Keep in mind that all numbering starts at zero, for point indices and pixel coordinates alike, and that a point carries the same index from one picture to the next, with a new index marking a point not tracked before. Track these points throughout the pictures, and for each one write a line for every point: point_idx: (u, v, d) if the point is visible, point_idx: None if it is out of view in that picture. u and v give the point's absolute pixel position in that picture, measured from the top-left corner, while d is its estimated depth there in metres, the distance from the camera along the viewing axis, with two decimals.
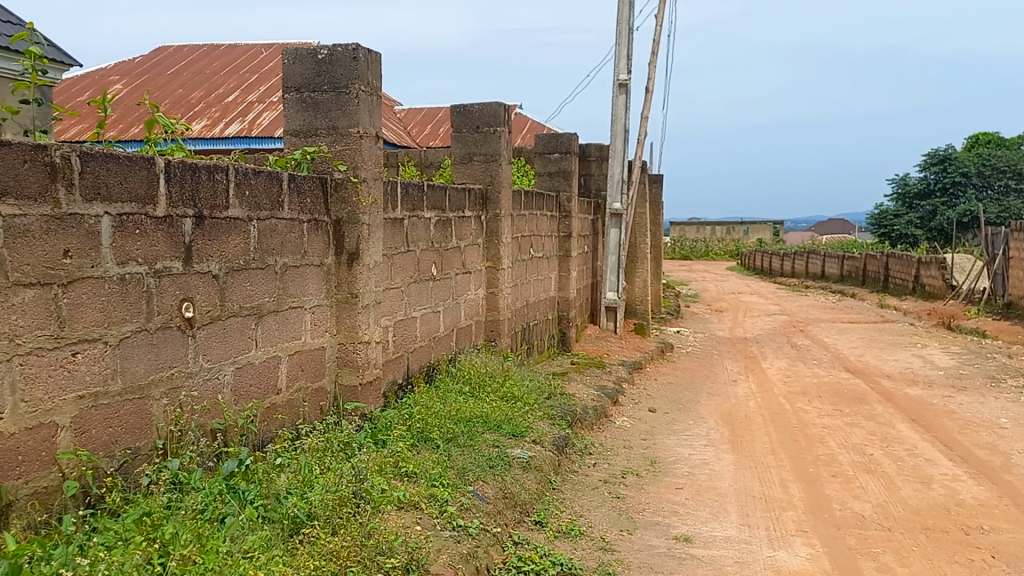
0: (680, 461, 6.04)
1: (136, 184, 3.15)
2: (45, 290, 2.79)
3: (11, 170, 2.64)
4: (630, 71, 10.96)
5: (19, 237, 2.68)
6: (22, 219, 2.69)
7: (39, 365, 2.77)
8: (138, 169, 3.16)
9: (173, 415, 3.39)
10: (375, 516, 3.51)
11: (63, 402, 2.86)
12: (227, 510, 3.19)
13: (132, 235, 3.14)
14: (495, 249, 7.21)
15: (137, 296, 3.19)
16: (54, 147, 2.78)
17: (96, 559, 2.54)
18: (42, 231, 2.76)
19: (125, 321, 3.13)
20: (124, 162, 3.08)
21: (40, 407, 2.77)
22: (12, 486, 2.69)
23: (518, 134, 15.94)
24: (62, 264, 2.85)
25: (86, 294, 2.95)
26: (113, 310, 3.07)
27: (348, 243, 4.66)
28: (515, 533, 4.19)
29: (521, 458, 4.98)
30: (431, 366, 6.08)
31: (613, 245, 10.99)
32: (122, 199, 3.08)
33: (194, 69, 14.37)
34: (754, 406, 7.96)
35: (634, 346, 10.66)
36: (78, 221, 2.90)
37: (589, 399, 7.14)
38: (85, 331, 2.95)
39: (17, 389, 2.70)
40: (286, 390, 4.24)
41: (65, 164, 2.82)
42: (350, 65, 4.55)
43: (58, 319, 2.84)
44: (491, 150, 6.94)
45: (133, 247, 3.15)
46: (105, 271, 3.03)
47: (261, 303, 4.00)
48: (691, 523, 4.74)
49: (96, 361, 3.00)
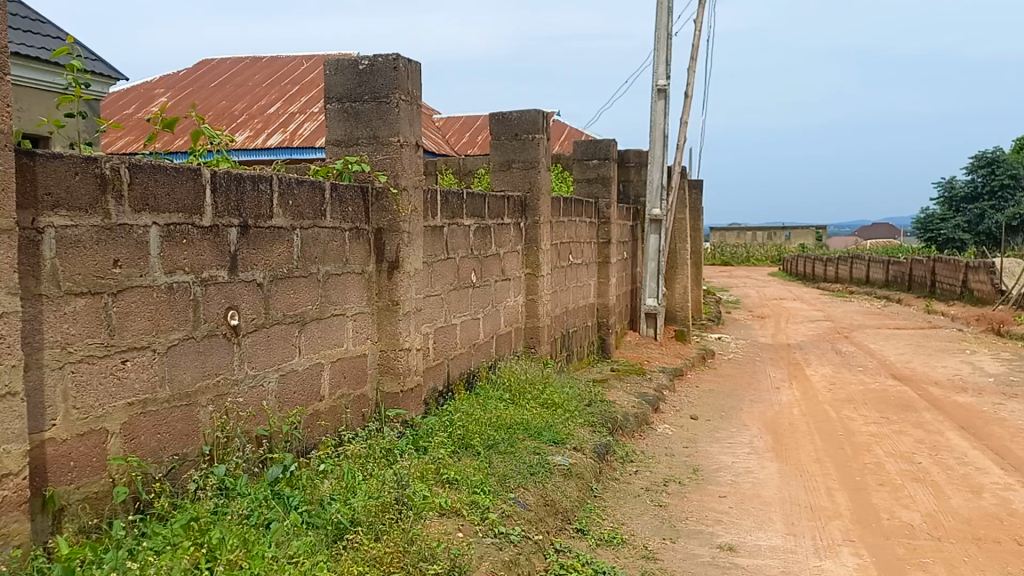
0: (723, 469, 5.97)
1: (183, 194, 3.21)
2: (96, 298, 2.85)
3: (63, 183, 2.71)
4: (669, 76, 10.90)
5: (71, 247, 2.75)
6: (74, 230, 2.76)
7: (90, 372, 2.82)
8: (185, 180, 3.22)
9: (220, 421, 3.44)
10: (417, 522, 3.53)
11: (114, 409, 2.92)
12: (272, 516, 3.23)
13: (179, 245, 3.21)
14: (534, 256, 7.21)
15: (184, 304, 3.25)
16: (105, 159, 2.85)
17: (145, 563, 2.58)
18: (93, 242, 2.83)
19: (173, 329, 3.19)
20: (172, 173, 3.14)
21: (90, 413, 2.83)
22: (64, 491, 2.75)
23: (556, 142, 15.97)
24: (112, 274, 2.91)
25: (135, 303, 3.01)
26: (161, 318, 3.14)
27: (388, 251, 4.70)
28: (558, 541, 4.18)
29: (562, 465, 4.97)
30: (471, 373, 6.10)
31: (653, 251, 10.93)
32: (169, 210, 3.14)
33: (239, 81, 14.63)
34: (798, 413, 7.85)
35: (675, 353, 10.57)
36: (127, 231, 2.97)
37: (629, 407, 7.10)
38: (134, 339, 3.01)
39: (69, 396, 2.76)
40: (329, 396, 4.28)
41: (114, 176, 2.89)
42: (390, 74, 4.58)
43: (109, 328, 2.90)
44: (530, 157, 6.94)
45: (180, 257, 3.21)
46: (152, 280, 3.09)
47: (305, 311, 4.05)
48: (735, 532, 4.69)
49: (143, 368, 3.06)
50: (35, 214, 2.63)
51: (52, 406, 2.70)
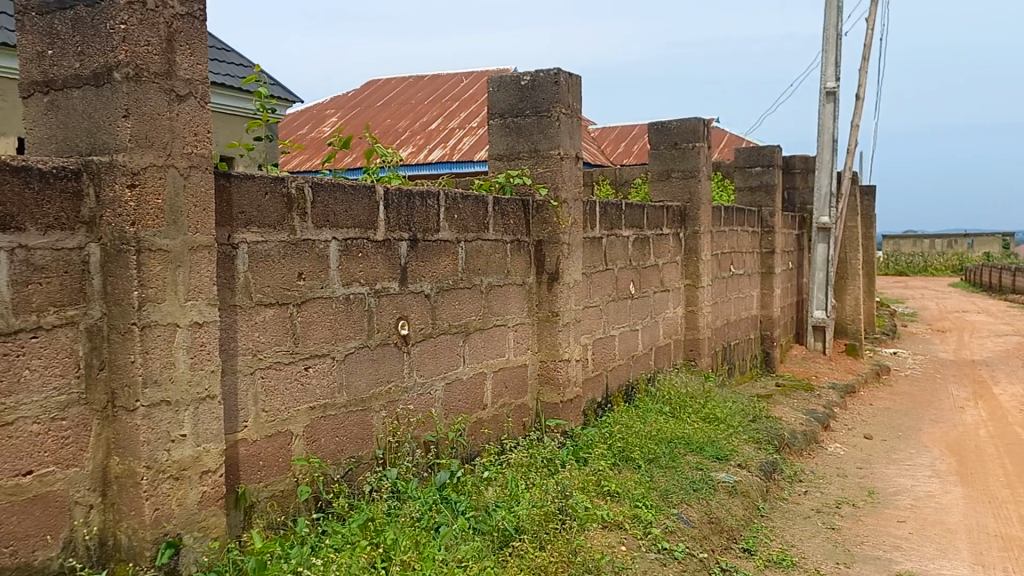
0: (901, 492, 5.62)
1: (360, 211, 3.39)
2: (283, 309, 3.05)
3: (254, 202, 2.92)
4: (837, 78, 10.44)
5: (262, 262, 2.96)
6: (264, 246, 2.97)
7: (277, 378, 3.03)
8: (361, 198, 3.40)
9: (390, 426, 3.59)
10: (580, 534, 3.54)
11: (297, 412, 3.12)
12: (441, 520, 3.34)
13: (356, 258, 3.38)
14: (694, 267, 7.07)
15: (359, 314, 3.42)
16: (291, 178, 3.05)
17: (327, 560, 2.74)
18: (280, 257, 3.04)
19: (349, 338, 3.37)
20: (350, 191, 3.32)
21: (277, 417, 3.04)
22: (254, 489, 2.96)
23: (715, 150, 15.64)
24: (296, 286, 3.11)
25: (317, 314, 3.20)
26: (339, 327, 3.32)
27: (549, 263, 4.76)
28: (724, 559, 4.06)
29: (726, 482, 4.84)
30: (630, 385, 6.06)
31: (820, 262, 10.47)
32: (347, 225, 3.33)
33: (404, 99, 15.28)
34: (986, 435, 7.27)
35: (844, 368, 10.05)
36: (310, 246, 3.16)
37: (795, 423, 6.82)
38: (315, 347, 3.20)
39: (259, 400, 2.96)
40: (491, 405, 4.38)
41: (299, 195, 3.09)
42: (552, 88, 4.64)
43: (293, 336, 3.10)
44: (690, 166, 6.83)
45: (356, 270, 3.38)
46: (332, 292, 3.27)
47: (469, 322, 4.17)
48: (917, 560, 4.39)
49: (324, 375, 3.25)
50: (230, 232, 2.84)
51: (244, 409, 2.91)
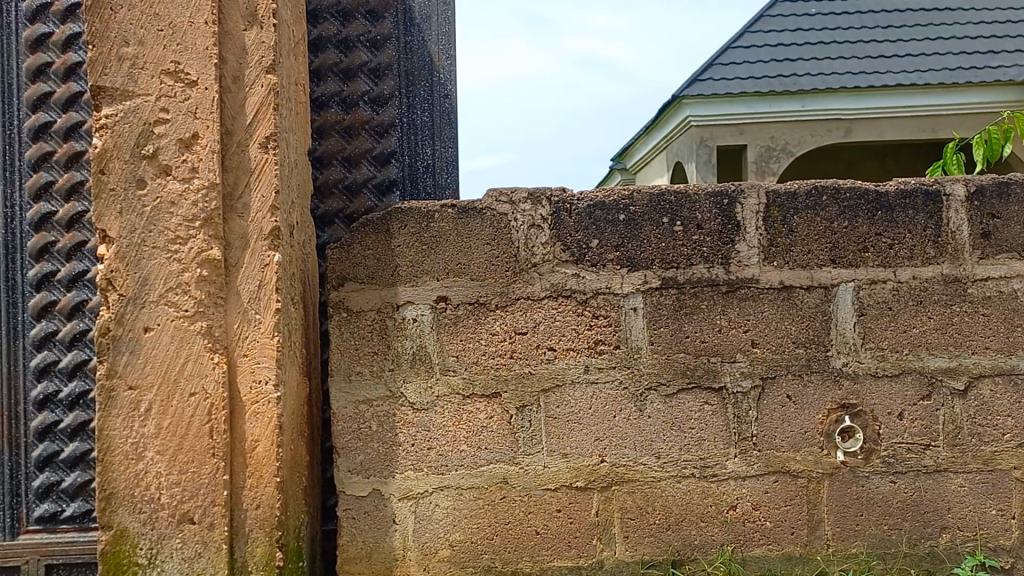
0: None
1: (904, 227, 1.91)
2: (665, 402, 1.90)
3: (366, 247, 1.90)
4: None
5: (383, 343, 1.90)
6: (364, 312, 1.90)
7: (643, 507, 1.90)
8: (909, 210, 1.92)
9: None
10: None
11: (558, 540, 1.90)
12: None
13: (886, 317, 1.92)
14: None
15: (715, 425, 1.90)
16: (548, 192, 1.90)
17: None
18: (447, 327, 1.89)
19: (710, 459, 1.91)
20: (875, 203, 1.91)
21: (459, 550, 1.89)
22: None
23: None
24: (597, 347, 1.88)
25: (675, 422, 1.90)
26: (703, 444, 1.90)
27: None
28: None
29: None
30: None
31: None
32: (839, 260, 1.91)
33: None
34: None
35: None
36: (574, 299, 1.89)
37: None
38: (727, 449, 1.91)
39: (410, 538, 1.89)
40: None
41: (603, 218, 1.90)
42: None
43: (747, 441, 1.90)
44: None
45: (784, 338, 1.91)
46: (690, 389, 1.90)
47: None
48: None
49: (783, 512, 1.92)
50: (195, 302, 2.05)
51: (378, 550, 1.89)
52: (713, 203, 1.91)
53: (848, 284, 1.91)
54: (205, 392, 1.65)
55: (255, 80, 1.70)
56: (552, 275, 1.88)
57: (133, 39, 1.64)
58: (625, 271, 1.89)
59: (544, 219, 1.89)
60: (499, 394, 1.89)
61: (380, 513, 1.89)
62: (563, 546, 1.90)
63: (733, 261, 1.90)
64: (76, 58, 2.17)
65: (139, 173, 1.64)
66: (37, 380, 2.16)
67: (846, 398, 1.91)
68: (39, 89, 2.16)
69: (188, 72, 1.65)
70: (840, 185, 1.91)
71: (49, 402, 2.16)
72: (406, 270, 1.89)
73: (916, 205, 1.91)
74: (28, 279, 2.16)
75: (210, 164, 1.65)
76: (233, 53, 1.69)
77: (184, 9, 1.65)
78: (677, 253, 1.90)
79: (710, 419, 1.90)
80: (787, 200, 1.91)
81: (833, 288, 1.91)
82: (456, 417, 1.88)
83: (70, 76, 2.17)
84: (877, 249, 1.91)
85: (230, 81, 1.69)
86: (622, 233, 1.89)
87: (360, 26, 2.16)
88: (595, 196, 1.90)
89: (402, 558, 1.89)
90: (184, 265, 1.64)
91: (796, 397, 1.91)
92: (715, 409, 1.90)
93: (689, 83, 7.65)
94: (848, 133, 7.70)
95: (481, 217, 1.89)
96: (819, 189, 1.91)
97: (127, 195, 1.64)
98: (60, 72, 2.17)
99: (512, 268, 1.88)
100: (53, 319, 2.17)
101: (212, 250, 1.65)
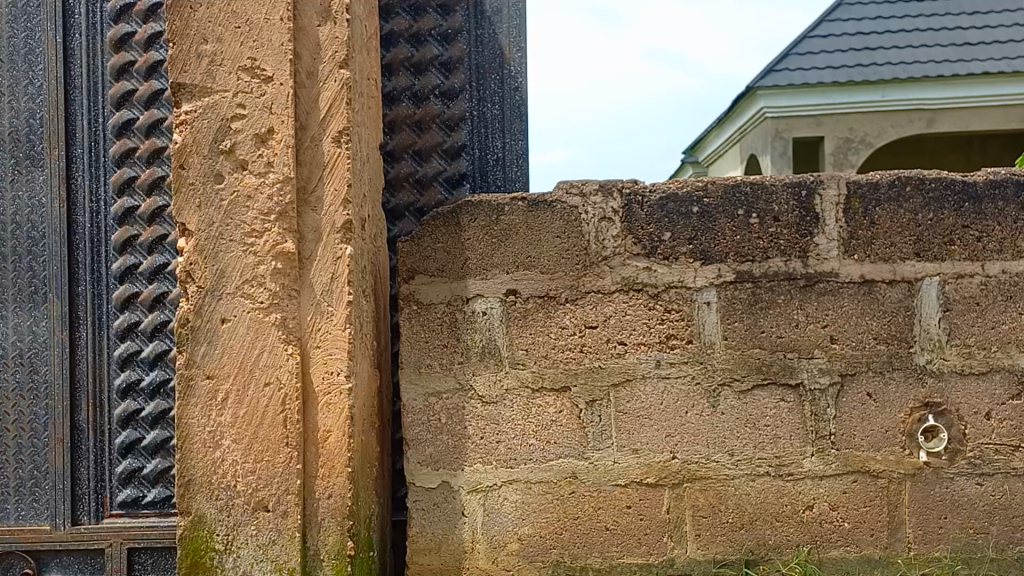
0: None
1: (992, 219, 1.83)
2: (739, 399, 1.86)
3: (436, 240, 1.91)
4: None
5: (452, 336, 1.90)
6: (434, 305, 1.91)
7: (715, 504, 1.87)
8: (997, 200, 1.84)
9: None
10: None
11: (627, 536, 1.88)
12: None
13: (974, 313, 1.84)
14: None
15: (791, 423, 1.85)
16: (620, 184, 1.87)
17: None
18: (517, 320, 1.88)
19: (785, 458, 1.86)
20: (962, 194, 1.83)
21: (528, 544, 1.88)
22: None
23: None
24: (669, 341, 1.85)
25: (750, 419, 1.86)
26: (778, 441, 1.85)
27: None
28: None
29: None
30: None
31: None
32: (923, 253, 1.84)
33: None
34: None
35: None
36: (645, 292, 1.86)
37: None
38: (804, 447, 1.85)
39: (479, 531, 1.89)
40: None
41: (676, 210, 1.86)
42: None
43: (825, 439, 1.85)
44: None
45: (864, 334, 1.84)
46: (764, 385, 1.86)
47: None
48: None
49: (862, 513, 1.86)
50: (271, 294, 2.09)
51: (447, 542, 1.90)
52: (791, 194, 1.85)
53: (933, 279, 1.84)
54: (280, 382, 1.68)
55: (328, 75, 1.72)
56: (623, 268, 1.86)
57: (212, 36, 1.68)
58: (698, 264, 1.85)
59: (615, 212, 1.86)
60: (568, 388, 1.87)
61: (449, 505, 1.89)
62: (633, 542, 1.87)
63: (812, 254, 1.85)
64: (157, 56, 2.23)
65: (217, 168, 1.68)
66: (120, 368, 2.23)
67: (930, 397, 1.84)
68: (123, 87, 2.23)
69: (264, 68, 1.68)
70: (925, 175, 1.84)
71: (132, 390, 2.23)
72: (476, 263, 1.89)
73: (1006, 196, 1.83)
74: (112, 272, 2.23)
75: (285, 159, 1.68)
76: (308, 49, 1.71)
77: (260, 5, 1.68)
78: (752, 246, 1.85)
79: (785, 417, 1.85)
80: (869, 191, 1.84)
81: (917, 282, 1.84)
82: (525, 411, 1.87)
83: (151, 74, 2.24)
84: (964, 242, 1.83)
85: (305, 76, 1.71)
86: (695, 226, 1.86)
87: (431, 20, 2.17)
88: (667, 188, 1.86)
89: (471, 551, 1.89)
90: (260, 258, 1.67)
91: (877, 394, 1.85)
92: (791, 407, 1.85)
93: (762, 74, 7.50)
94: (931, 124, 7.49)
95: (550, 210, 1.87)
96: (903, 180, 1.84)
97: (206, 190, 1.68)
98: (143, 70, 2.23)
99: (581, 262, 1.87)
100: (136, 310, 2.23)
101: (287, 243, 1.68)
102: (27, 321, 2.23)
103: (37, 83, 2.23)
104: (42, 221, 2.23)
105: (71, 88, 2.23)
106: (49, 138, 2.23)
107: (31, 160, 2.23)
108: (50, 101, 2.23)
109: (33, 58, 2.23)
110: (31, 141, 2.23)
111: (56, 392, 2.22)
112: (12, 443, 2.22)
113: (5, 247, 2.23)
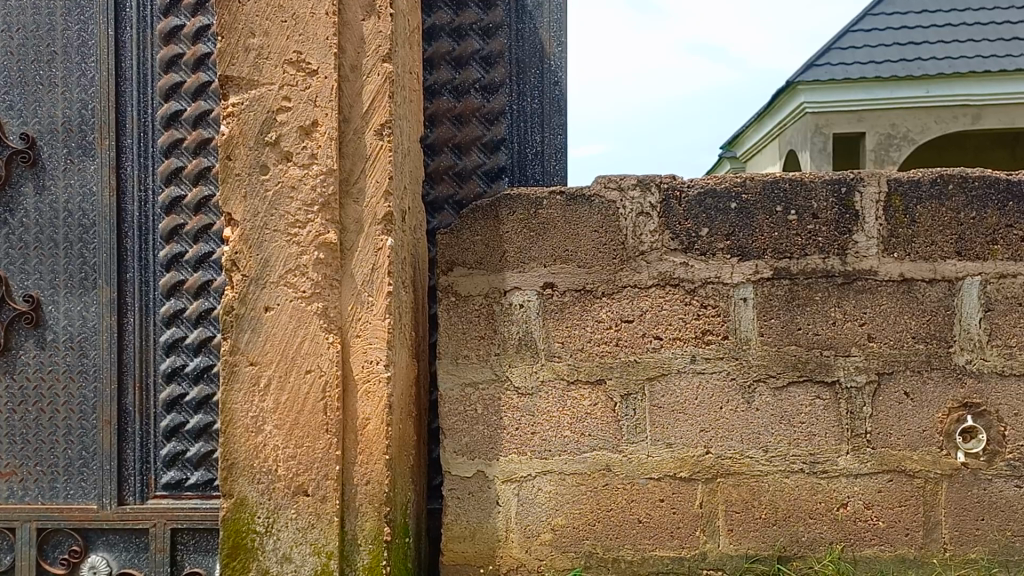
0: None
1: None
2: (774, 396, 1.86)
3: (475, 232, 1.93)
4: None
5: (490, 326, 1.92)
6: (473, 295, 1.93)
7: (747, 501, 1.88)
8: None
9: None
10: None
11: (657, 529, 1.89)
12: None
13: (1015, 314, 1.82)
14: None
15: (827, 421, 1.85)
16: (657, 178, 1.88)
17: None
18: (554, 312, 1.90)
19: (818, 456, 1.85)
20: (1004, 191, 1.81)
21: (559, 535, 1.90)
22: None
23: None
24: (704, 335, 1.86)
25: (783, 416, 1.86)
26: (813, 440, 1.85)
27: None
28: None
29: None
30: None
31: None
32: (962, 251, 1.82)
33: None
34: None
35: None
36: (681, 287, 1.87)
37: None
38: (838, 446, 1.85)
39: (511, 521, 1.91)
40: None
41: (714, 204, 1.87)
42: None
43: (859, 438, 1.84)
44: None
45: (901, 332, 1.83)
46: (800, 383, 1.85)
47: None
48: None
49: (894, 513, 1.85)
50: None
51: (480, 531, 1.92)
52: (830, 191, 1.85)
53: (975, 278, 1.82)
54: (320, 369, 1.72)
55: (372, 69, 1.74)
56: (659, 263, 1.87)
57: (259, 30, 1.72)
58: (735, 260, 1.86)
59: (654, 206, 1.87)
60: (603, 381, 1.89)
61: (484, 495, 1.92)
62: (666, 535, 1.89)
63: (851, 252, 1.84)
64: (205, 49, 2.28)
65: (262, 159, 1.72)
66: (165, 354, 2.29)
67: (969, 398, 1.83)
68: (171, 79, 2.29)
69: (309, 62, 1.71)
70: (967, 173, 1.82)
71: (176, 375, 2.29)
72: (514, 256, 1.91)
73: None
74: (159, 260, 2.29)
75: (328, 151, 1.71)
76: (352, 42, 1.74)
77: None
78: (791, 242, 1.85)
79: (821, 414, 1.85)
80: (910, 188, 1.83)
81: (958, 281, 1.82)
82: (560, 403, 1.89)
83: (199, 67, 2.29)
84: (1007, 242, 1.82)
85: (349, 69, 1.74)
86: (733, 222, 1.86)
87: (472, 14, 2.19)
88: (705, 183, 1.87)
89: (505, 539, 1.91)
90: (303, 248, 1.71)
91: (915, 393, 1.84)
92: (826, 404, 1.85)
93: (805, 68, 7.41)
94: (976, 120, 7.33)
95: (589, 203, 1.89)
96: (945, 178, 1.82)
97: (251, 180, 1.72)
98: (190, 63, 2.28)
99: (619, 256, 1.88)
100: (182, 297, 2.29)
101: (329, 234, 1.71)
102: (77, 306, 2.29)
103: (89, 74, 2.29)
104: (92, 209, 2.29)
105: (121, 80, 2.29)
106: (100, 129, 2.29)
107: (83, 150, 2.29)
108: (101, 92, 2.29)
109: (85, 50, 2.29)
110: (83, 131, 2.29)
111: (104, 375, 2.29)
112: (62, 424, 2.30)
113: (58, 234, 2.30)
